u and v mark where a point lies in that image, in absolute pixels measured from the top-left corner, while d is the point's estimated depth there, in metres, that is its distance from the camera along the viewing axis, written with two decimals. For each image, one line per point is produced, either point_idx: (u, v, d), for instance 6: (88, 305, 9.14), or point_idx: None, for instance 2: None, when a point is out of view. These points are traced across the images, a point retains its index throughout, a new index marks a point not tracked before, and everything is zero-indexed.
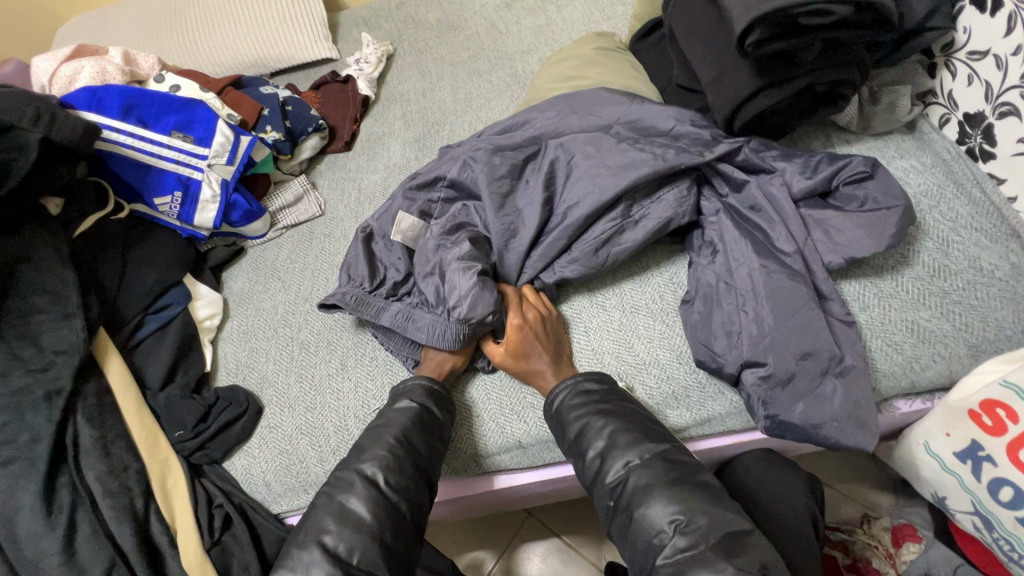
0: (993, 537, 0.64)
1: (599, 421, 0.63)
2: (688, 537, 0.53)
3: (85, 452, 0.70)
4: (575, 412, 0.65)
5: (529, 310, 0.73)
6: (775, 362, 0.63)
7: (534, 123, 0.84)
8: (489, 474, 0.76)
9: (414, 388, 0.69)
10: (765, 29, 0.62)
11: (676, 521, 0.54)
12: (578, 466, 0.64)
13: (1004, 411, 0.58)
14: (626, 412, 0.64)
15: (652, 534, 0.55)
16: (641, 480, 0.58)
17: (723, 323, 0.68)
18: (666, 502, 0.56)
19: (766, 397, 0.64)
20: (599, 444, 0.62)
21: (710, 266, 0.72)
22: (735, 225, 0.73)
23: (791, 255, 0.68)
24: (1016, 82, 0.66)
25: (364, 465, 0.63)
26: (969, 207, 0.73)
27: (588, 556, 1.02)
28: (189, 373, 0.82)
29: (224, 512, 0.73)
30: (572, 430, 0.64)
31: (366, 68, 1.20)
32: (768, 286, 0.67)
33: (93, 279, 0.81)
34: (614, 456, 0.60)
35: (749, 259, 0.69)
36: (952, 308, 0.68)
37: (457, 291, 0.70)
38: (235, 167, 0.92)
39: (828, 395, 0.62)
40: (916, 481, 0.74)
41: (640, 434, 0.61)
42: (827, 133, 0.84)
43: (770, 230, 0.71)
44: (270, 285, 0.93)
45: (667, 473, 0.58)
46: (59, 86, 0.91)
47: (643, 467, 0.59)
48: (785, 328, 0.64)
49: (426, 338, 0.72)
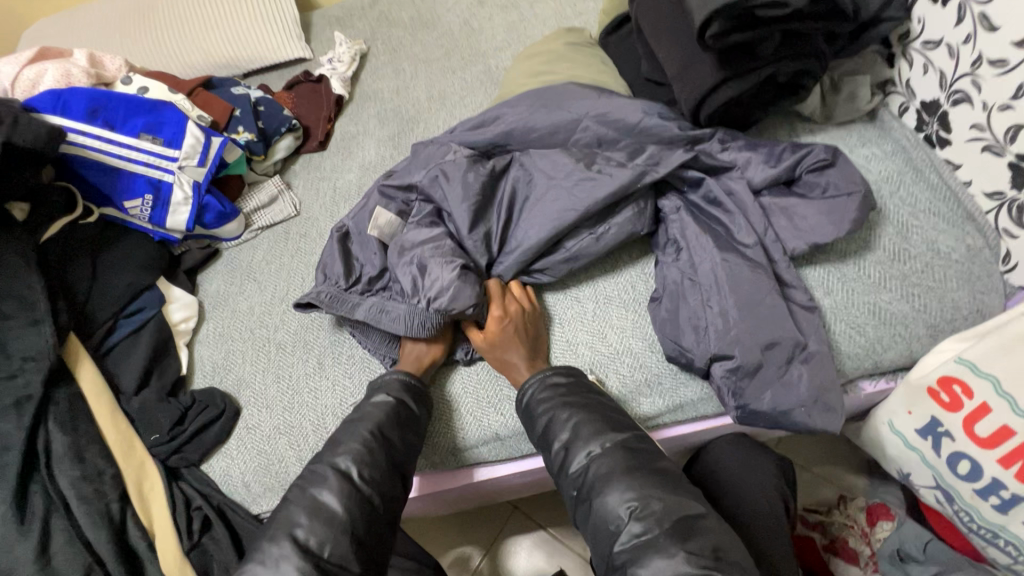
0: (954, 509, 0.67)
1: (564, 413, 0.64)
2: (643, 523, 0.54)
3: (57, 460, 0.70)
4: (542, 405, 0.65)
5: (515, 309, 0.73)
6: (742, 354, 0.65)
7: (505, 119, 0.83)
8: (469, 466, 0.76)
9: (391, 383, 0.69)
10: (723, 22, 0.64)
11: (631, 506, 0.55)
12: (546, 458, 0.65)
13: (960, 387, 0.60)
14: (592, 404, 0.65)
15: (610, 521, 0.56)
16: (601, 468, 0.59)
17: (689, 317, 0.69)
18: (623, 489, 0.56)
19: (736, 388, 0.66)
20: (564, 436, 0.63)
21: (675, 263, 0.73)
22: (696, 221, 0.74)
23: (752, 246, 0.70)
24: (968, 70, 0.69)
25: (337, 459, 0.63)
26: (927, 192, 0.76)
27: (573, 547, 1.03)
28: (164, 377, 0.82)
29: (203, 514, 0.73)
30: (540, 423, 0.65)
31: (339, 67, 1.19)
32: (730, 279, 0.68)
33: (63, 285, 0.80)
34: (578, 447, 0.61)
35: (710, 254, 0.70)
36: (911, 291, 0.70)
37: (439, 282, 0.70)
38: (207, 168, 0.91)
39: (795, 381, 0.64)
40: (882, 460, 0.76)
41: (603, 424, 0.62)
42: (793, 124, 0.86)
43: (731, 224, 0.72)
44: (245, 286, 0.93)
45: (626, 461, 0.59)
46: (23, 90, 0.89)
47: (604, 456, 0.60)
48: (748, 319, 0.66)
49: (403, 328, 0.72)
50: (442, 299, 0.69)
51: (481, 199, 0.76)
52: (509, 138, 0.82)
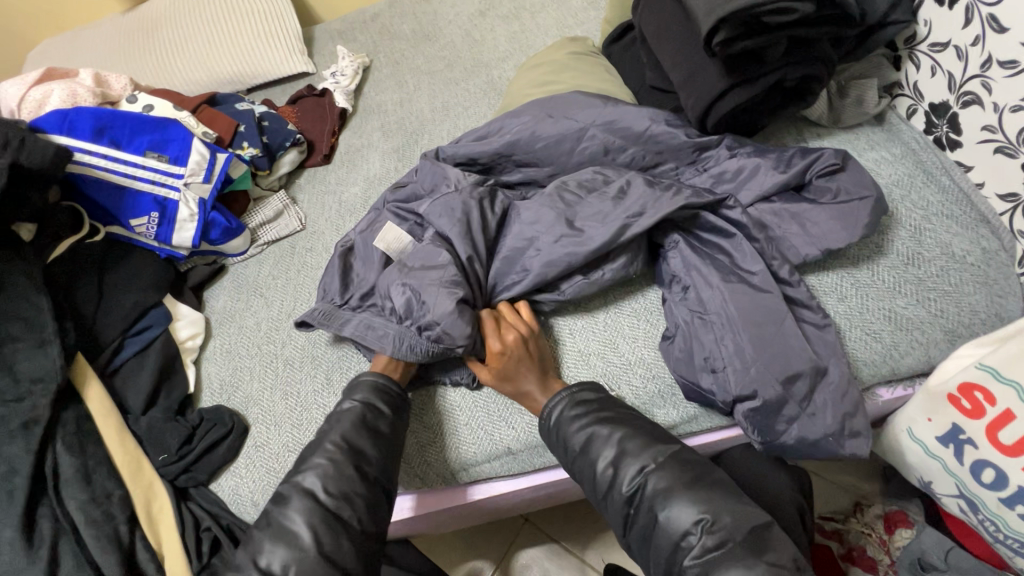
0: (979, 518, 0.65)
1: (604, 429, 0.63)
2: (715, 536, 0.55)
3: (65, 482, 0.69)
4: (576, 424, 0.64)
5: (507, 334, 0.70)
6: (763, 392, 0.64)
7: (509, 129, 0.83)
8: (462, 485, 0.75)
9: (363, 383, 0.68)
10: (730, 29, 0.64)
11: (703, 519, 0.56)
12: (587, 478, 0.63)
13: (982, 394, 0.59)
14: (631, 419, 0.64)
15: (679, 537, 0.56)
16: (660, 482, 0.59)
17: (704, 359, 0.67)
18: (689, 502, 0.57)
19: (763, 426, 0.65)
20: (609, 453, 0.62)
21: (683, 302, 0.71)
22: (697, 255, 0.72)
23: (758, 274, 0.68)
24: (977, 72, 0.68)
25: (301, 477, 0.62)
26: (939, 195, 0.75)
27: (587, 561, 1.01)
28: (172, 396, 0.81)
29: (212, 535, 0.72)
30: (577, 442, 0.64)
31: (342, 80, 1.20)
32: (742, 316, 0.66)
33: (70, 305, 0.80)
34: (628, 462, 0.61)
35: (719, 289, 0.68)
36: (928, 295, 0.69)
37: (435, 312, 0.67)
38: (213, 185, 0.91)
39: (820, 411, 0.63)
40: (902, 468, 0.74)
41: (648, 437, 0.62)
42: (800, 128, 0.85)
43: (735, 252, 0.71)
44: (252, 301, 0.93)
45: (683, 474, 0.59)
46: (29, 111, 0.89)
47: (659, 470, 0.59)
48: (763, 358, 0.64)
49: (390, 348, 0.70)
50: (435, 330, 0.67)
51: (491, 223, 0.76)
52: (514, 147, 0.81)
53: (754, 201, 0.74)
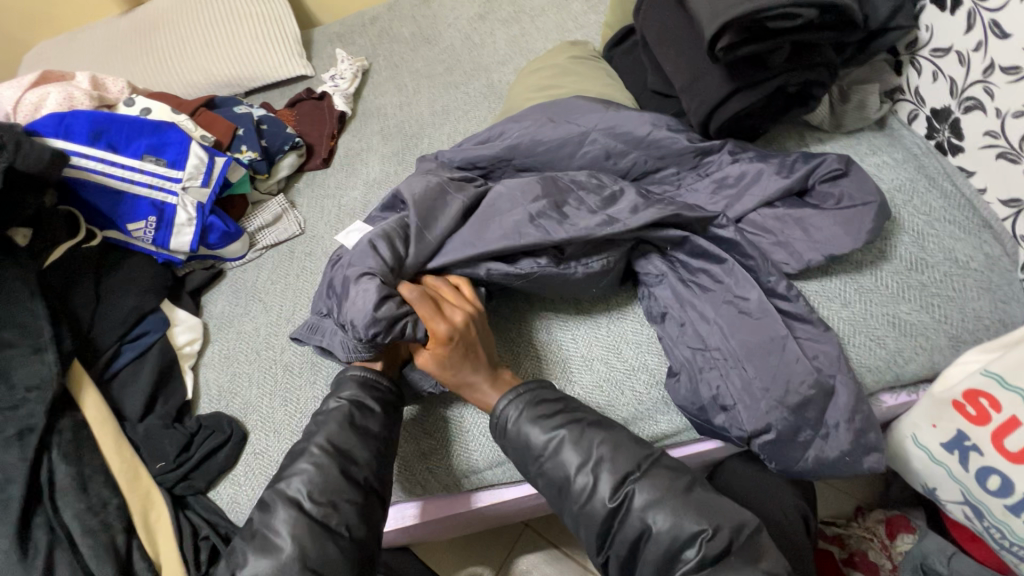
0: (984, 525, 0.64)
1: (575, 435, 0.62)
2: (715, 547, 0.55)
3: (61, 491, 0.68)
4: (543, 428, 0.63)
5: (449, 316, 0.66)
6: (778, 426, 0.63)
7: (510, 133, 0.82)
8: (466, 492, 0.74)
9: (349, 382, 0.67)
10: (733, 34, 0.64)
11: (702, 532, 0.55)
12: (556, 486, 0.62)
13: (987, 400, 0.59)
14: (610, 425, 0.64)
15: (674, 548, 0.56)
16: (648, 492, 0.58)
17: (712, 394, 0.67)
18: (684, 513, 0.57)
19: (778, 456, 0.65)
20: (584, 461, 0.61)
21: (681, 338, 0.70)
22: (683, 290, 0.71)
23: (752, 299, 0.68)
24: (979, 77, 0.68)
25: (287, 483, 0.61)
26: (942, 200, 0.75)
27: (589, 567, 1.01)
28: (170, 402, 0.80)
29: (210, 544, 0.71)
30: (543, 447, 0.62)
31: (341, 84, 1.19)
32: (746, 349, 0.66)
33: (66, 311, 0.79)
34: (606, 470, 0.60)
35: (718, 322, 0.68)
36: (931, 301, 0.69)
37: (353, 306, 0.64)
38: (210, 189, 0.90)
39: (831, 423, 0.63)
40: (906, 474, 0.73)
41: (626, 445, 0.62)
42: (802, 133, 0.85)
43: (727, 281, 0.69)
44: (250, 306, 0.92)
45: (673, 483, 0.59)
46: (25, 114, 0.89)
47: (645, 479, 0.59)
48: (771, 391, 0.64)
49: (344, 355, 0.69)
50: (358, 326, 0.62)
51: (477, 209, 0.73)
52: (514, 151, 0.81)
53: (756, 206, 0.73)
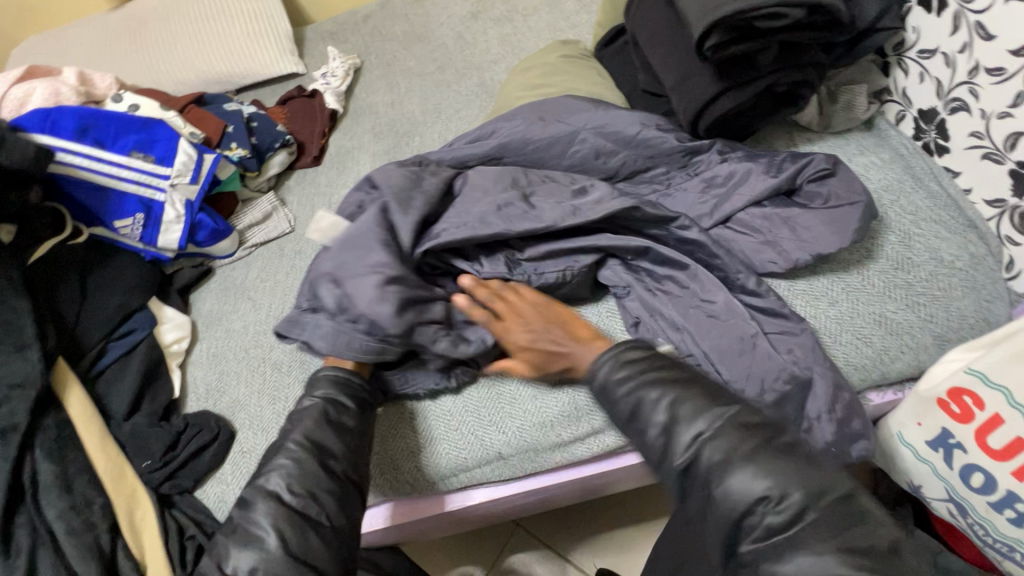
0: (968, 522, 0.65)
1: (654, 392, 0.52)
2: (784, 516, 0.42)
3: (44, 490, 0.67)
4: (622, 386, 0.54)
5: (517, 323, 0.67)
6: None
7: (501, 132, 0.82)
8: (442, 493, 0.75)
9: (320, 381, 0.66)
10: (722, 33, 0.64)
11: (767, 498, 0.43)
12: (640, 448, 0.53)
13: (971, 398, 0.60)
14: (699, 379, 0.52)
15: (740, 518, 0.44)
16: (716, 453, 0.46)
17: None
18: (753, 474, 0.44)
19: None
20: (658, 419, 0.50)
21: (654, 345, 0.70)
22: (653, 296, 0.71)
23: (718, 302, 0.68)
24: (965, 79, 0.69)
25: (264, 480, 0.59)
26: (928, 200, 0.75)
27: (579, 565, 1.01)
28: (157, 400, 0.79)
29: (196, 543, 0.71)
30: (624, 408, 0.53)
31: (332, 81, 1.19)
32: (717, 352, 0.66)
33: (51, 309, 0.78)
34: (680, 428, 0.49)
35: (690, 326, 0.68)
36: (916, 300, 0.70)
37: (359, 300, 0.64)
38: (200, 186, 0.90)
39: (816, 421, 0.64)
40: (891, 471, 0.74)
41: (705, 399, 0.50)
42: (791, 133, 0.85)
43: (693, 287, 0.70)
44: (239, 305, 0.91)
45: (746, 441, 0.46)
46: (8, 107, 0.87)
47: (716, 437, 0.47)
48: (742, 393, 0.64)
49: (329, 347, 0.66)
50: (377, 328, 0.65)
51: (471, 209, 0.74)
52: (504, 150, 0.81)
53: (745, 205, 0.73)
